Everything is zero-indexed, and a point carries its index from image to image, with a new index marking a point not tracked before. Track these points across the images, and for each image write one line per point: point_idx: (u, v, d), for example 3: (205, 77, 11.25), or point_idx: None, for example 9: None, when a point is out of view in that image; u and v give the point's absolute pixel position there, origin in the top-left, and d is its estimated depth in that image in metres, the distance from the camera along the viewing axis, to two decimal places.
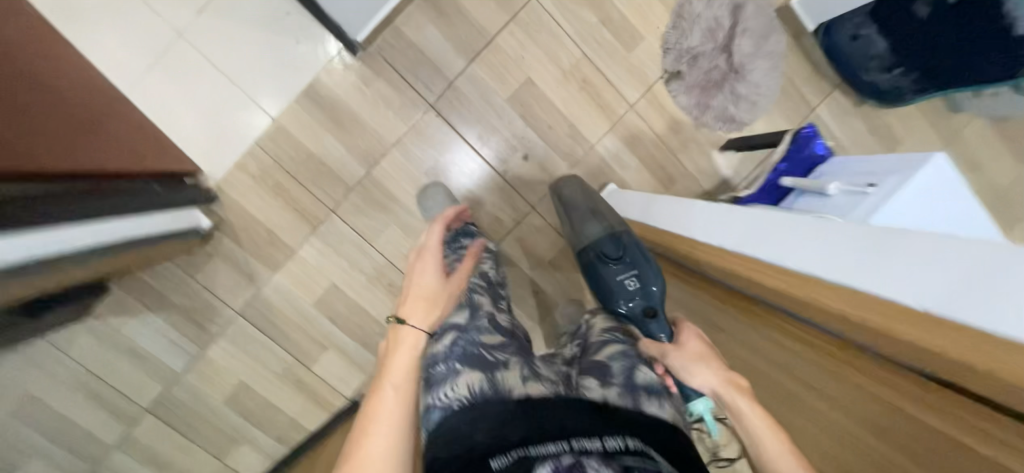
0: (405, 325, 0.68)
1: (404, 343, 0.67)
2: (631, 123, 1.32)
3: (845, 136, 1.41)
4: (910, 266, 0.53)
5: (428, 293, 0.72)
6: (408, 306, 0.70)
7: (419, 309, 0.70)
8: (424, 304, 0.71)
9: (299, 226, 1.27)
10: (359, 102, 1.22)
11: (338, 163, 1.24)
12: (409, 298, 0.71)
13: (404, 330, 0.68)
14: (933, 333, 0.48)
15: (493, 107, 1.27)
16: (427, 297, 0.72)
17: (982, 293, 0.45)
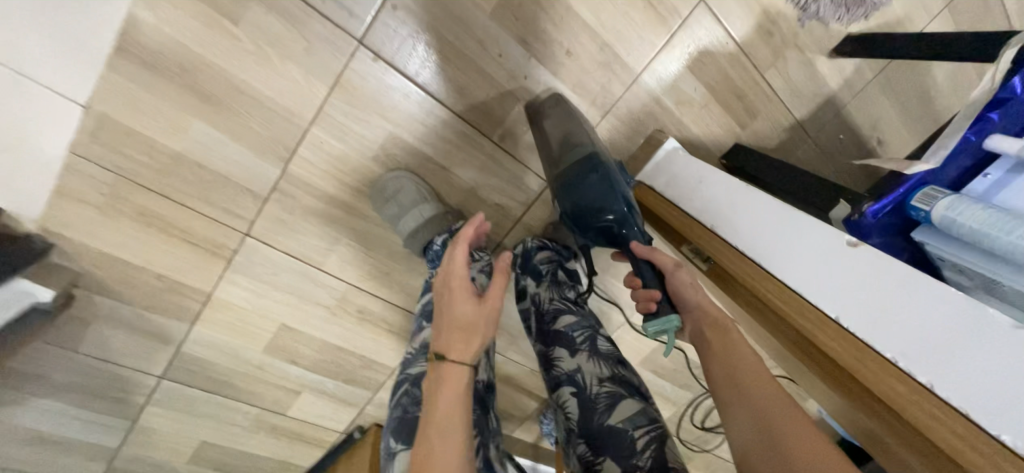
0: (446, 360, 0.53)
1: (449, 380, 0.52)
2: (697, 30, 0.80)
3: (1015, 7, 0.90)
4: (918, 332, 0.44)
5: (463, 320, 0.56)
6: (446, 336, 0.55)
7: (458, 338, 0.55)
8: (465, 334, 0.55)
9: (204, 262, 0.84)
10: (232, 53, 0.68)
11: (232, 162, 0.76)
12: (443, 327, 0.57)
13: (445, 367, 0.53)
14: (912, 401, 0.43)
15: (472, 30, 0.74)
16: (464, 323, 0.56)
17: (998, 392, 0.38)
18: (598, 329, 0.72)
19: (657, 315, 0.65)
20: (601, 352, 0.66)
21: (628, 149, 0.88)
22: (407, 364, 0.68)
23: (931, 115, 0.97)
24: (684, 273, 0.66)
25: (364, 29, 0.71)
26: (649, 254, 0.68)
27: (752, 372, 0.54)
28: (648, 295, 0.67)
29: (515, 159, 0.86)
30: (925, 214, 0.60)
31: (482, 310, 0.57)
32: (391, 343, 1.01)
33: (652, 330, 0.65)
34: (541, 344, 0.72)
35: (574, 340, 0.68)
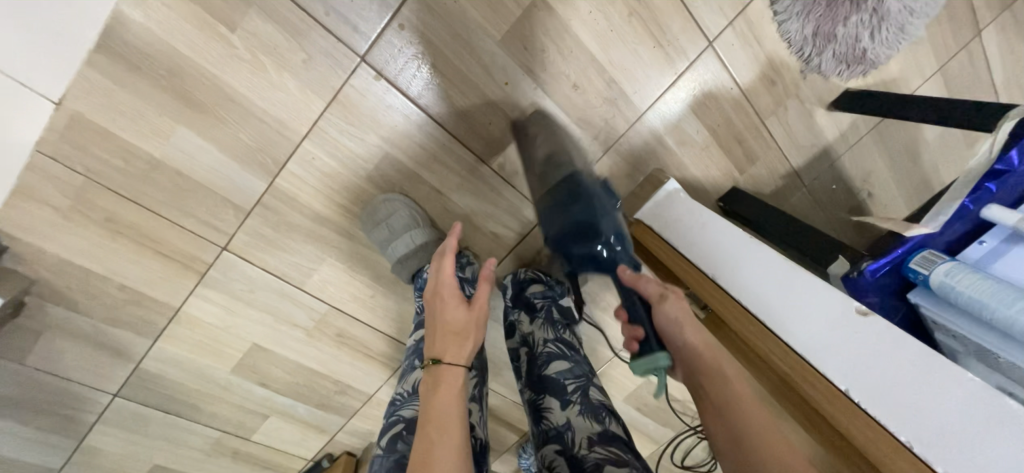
0: (441, 364, 0.51)
1: (444, 383, 0.49)
2: (704, 73, 0.80)
3: (1004, 76, 0.93)
4: (928, 415, 0.47)
5: (455, 324, 0.54)
6: (439, 340, 0.53)
7: (453, 342, 0.53)
8: (459, 338, 0.53)
9: (176, 275, 0.78)
10: (225, 60, 0.65)
11: (215, 172, 0.72)
12: (435, 331, 0.54)
13: (442, 371, 0.50)
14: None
15: (478, 56, 0.72)
16: (457, 327, 0.54)
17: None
18: (592, 379, 0.68)
19: (642, 353, 0.55)
20: (592, 404, 0.62)
21: (627, 185, 0.87)
22: (398, 406, 0.61)
23: (921, 172, 0.98)
24: (669, 305, 0.55)
25: (367, 46, 0.68)
26: (635, 281, 0.59)
27: (752, 426, 0.44)
28: (633, 332, 0.57)
29: (513, 188, 0.84)
30: (924, 278, 0.60)
31: (474, 312, 0.56)
32: (369, 369, 0.96)
33: (641, 372, 0.55)
34: (532, 392, 0.69)
35: (565, 389, 0.65)
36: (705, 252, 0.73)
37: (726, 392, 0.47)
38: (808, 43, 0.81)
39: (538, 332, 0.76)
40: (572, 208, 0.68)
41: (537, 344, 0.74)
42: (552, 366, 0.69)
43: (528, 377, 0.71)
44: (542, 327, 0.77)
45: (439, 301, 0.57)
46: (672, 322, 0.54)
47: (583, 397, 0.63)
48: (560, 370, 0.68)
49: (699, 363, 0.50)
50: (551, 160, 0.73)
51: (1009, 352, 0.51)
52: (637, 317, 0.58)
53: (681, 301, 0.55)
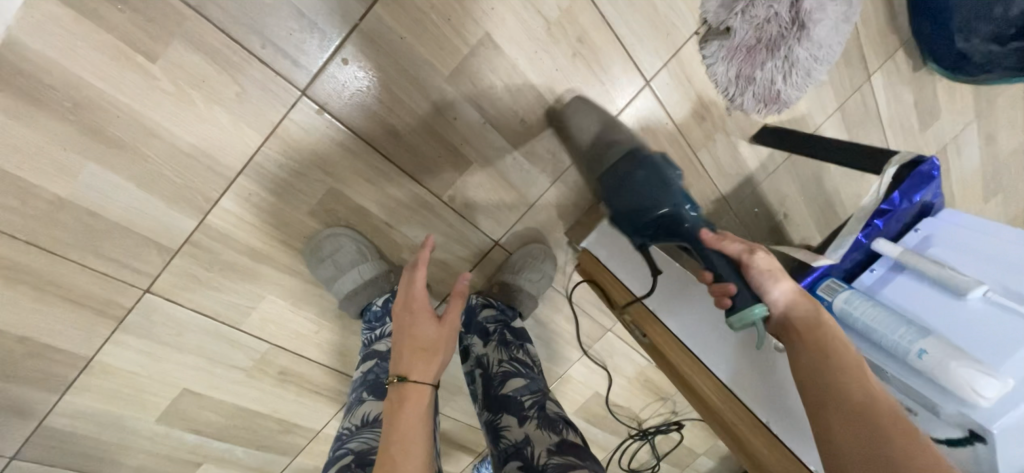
0: (406, 381, 0.52)
1: (410, 401, 0.50)
2: (643, 109, 0.85)
3: (896, 114, 1.06)
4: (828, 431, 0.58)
5: (423, 341, 0.55)
6: (406, 358, 0.53)
7: (419, 359, 0.53)
8: (425, 354, 0.54)
9: (88, 321, 0.71)
10: (145, 92, 0.59)
11: (136, 211, 0.66)
12: (402, 348, 0.55)
13: (405, 389, 0.51)
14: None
15: (426, 91, 0.71)
16: (426, 343, 0.55)
17: None
18: (547, 393, 0.70)
19: (739, 308, 0.57)
20: (548, 416, 0.64)
21: (573, 213, 0.91)
22: (344, 440, 0.57)
23: (828, 196, 1.10)
24: (759, 259, 0.57)
25: (308, 80, 0.65)
26: (718, 244, 0.60)
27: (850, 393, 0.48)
28: (723, 288, 0.58)
29: (463, 218, 0.84)
30: (827, 303, 0.68)
31: (444, 328, 0.56)
32: (317, 405, 0.92)
33: (740, 325, 0.57)
34: (489, 412, 0.69)
35: (521, 405, 0.66)
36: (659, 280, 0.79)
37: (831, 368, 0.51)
38: (733, 84, 0.87)
39: (493, 353, 0.77)
40: (647, 188, 0.68)
41: (490, 363, 0.75)
42: (507, 381, 0.70)
43: (483, 398, 0.72)
44: (495, 347, 0.78)
45: (408, 315, 0.57)
46: (766, 276, 0.56)
47: (538, 408, 0.65)
48: (515, 386, 0.69)
49: (799, 326, 0.54)
50: (606, 130, 0.76)
51: (895, 369, 0.59)
52: (722, 273, 0.59)
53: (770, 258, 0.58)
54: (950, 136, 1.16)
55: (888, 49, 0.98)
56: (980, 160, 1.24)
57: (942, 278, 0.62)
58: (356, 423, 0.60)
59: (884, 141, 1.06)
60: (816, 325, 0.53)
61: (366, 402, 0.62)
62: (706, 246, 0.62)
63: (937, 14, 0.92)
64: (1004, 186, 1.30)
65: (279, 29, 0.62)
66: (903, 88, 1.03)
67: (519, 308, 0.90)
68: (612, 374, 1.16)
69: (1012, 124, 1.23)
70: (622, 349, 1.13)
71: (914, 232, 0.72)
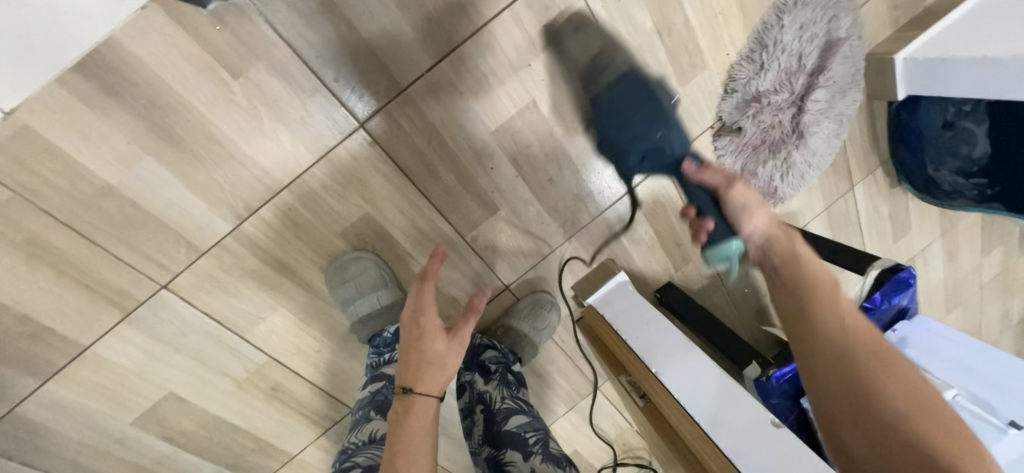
0: (412, 395, 0.53)
1: (416, 415, 0.52)
2: (657, 184, 0.93)
3: (876, 222, 1.17)
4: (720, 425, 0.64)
5: (429, 356, 0.55)
6: (413, 371, 0.54)
7: (425, 374, 0.54)
8: (430, 369, 0.55)
9: (96, 310, 0.70)
10: (220, 103, 0.64)
11: (177, 208, 0.68)
12: (409, 361, 0.55)
13: (410, 403, 0.53)
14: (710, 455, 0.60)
15: (470, 139, 0.78)
16: (432, 357, 0.55)
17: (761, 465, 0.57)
18: (548, 432, 0.73)
19: (715, 241, 0.60)
20: (553, 454, 0.67)
21: (583, 270, 0.95)
22: (352, 455, 0.58)
23: None
24: (739, 192, 0.59)
25: (369, 114, 0.71)
26: (698, 174, 0.62)
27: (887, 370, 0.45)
28: (701, 225, 0.61)
29: (482, 259, 0.88)
30: None
31: (452, 342, 0.57)
32: (298, 428, 0.89)
33: (717, 259, 0.60)
34: (490, 447, 0.72)
35: (527, 441, 0.69)
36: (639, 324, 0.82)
37: (866, 369, 0.45)
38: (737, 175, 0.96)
39: (493, 391, 0.80)
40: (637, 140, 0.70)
41: (491, 401, 0.78)
42: (510, 416, 0.74)
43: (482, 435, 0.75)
44: (498, 386, 0.81)
45: (417, 328, 0.57)
46: (737, 210, 0.59)
47: (542, 444, 0.69)
48: (519, 422, 0.73)
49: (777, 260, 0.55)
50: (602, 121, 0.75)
51: None
52: (705, 208, 0.62)
53: (750, 191, 0.60)
54: (917, 248, 1.29)
55: (872, 166, 1.10)
56: (942, 274, 1.36)
57: None
58: (364, 439, 0.61)
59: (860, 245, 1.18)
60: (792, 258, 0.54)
61: (373, 419, 0.64)
62: (692, 183, 0.64)
63: (913, 144, 1.02)
64: (960, 300, 1.43)
65: (352, 67, 0.68)
66: (882, 202, 1.15)
67: (520, 355, 0.92)
68: (595, 435, 1.15)
69: (971, 246, 1.37)
70: (608, 411, 1.14)
71: (890, 332, 0.79)
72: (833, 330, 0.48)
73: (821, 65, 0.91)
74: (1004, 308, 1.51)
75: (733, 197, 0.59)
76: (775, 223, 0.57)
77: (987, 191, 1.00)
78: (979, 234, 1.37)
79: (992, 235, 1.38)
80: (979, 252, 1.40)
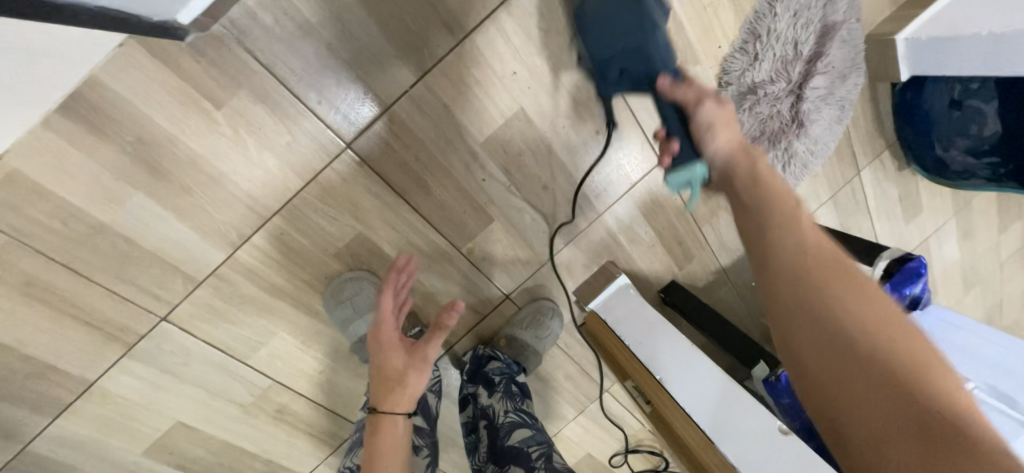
0: (379, 410, 0.62)
1: (387, 427, 0.61)
2: (655, 184, 0.91)
3: (886, 206, 1.13)
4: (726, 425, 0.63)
5: (392, 370, 0.64)
6: (377, 390, 0.63)
7: (388, 390, 0.62)
8: (392, 384, 0.63)
9: (99, 345, 0.71)
10: (205, 134, 0.64)
11: (169, 241, 0.68)
12: (375, 379, 0.64)
13: (379, 417, 0.62)
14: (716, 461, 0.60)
15: (459, 152, 0.77)
16: (393, 374, 0.63)
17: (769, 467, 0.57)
18: (552, 444, 0.75)
19: (676, 168, 0.56)
20: (556, 467, 0.69)
21: (584, 275, 0.93)
22: None
23: None
24: (710, 105, 0.56)
25: (355, 134, 0.70)
26: (672, 90, 0.58)
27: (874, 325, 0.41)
28: (667, 147, 0.58)
29: (479, 271, 0.87)
30: None
31: (409, 357, 0.64)
32: (307, 448, 0.89)
33: (677, 184, 0.56)
34: (495, 463, 0.75)
35: (529, 456, 0.72)
36: (639, 325, 0.81)
37: (828, 291, 0.43)
38: None
39: (495, 405, 0.82)
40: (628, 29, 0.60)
41: (494, 414, 0.81)
42: (512, 429, 0.77)
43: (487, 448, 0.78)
44: (500, 399, 0.82)
45: (378, 347, 0.65)
46: (706, 126, 0.56)
47: (544, 456, 0.71)
48: (522, 437, 0.75)
49: (739, 180, 0.53)
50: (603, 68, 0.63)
51: None
52: (672, 127, 0.58)
53: (719, 107, 0.56)
54: (930, 229, 1.25)
55: (878, 149, 1.06)
56: (958, 254, 1.32)
57: None
58: None
59: (872, 232, 1.13)
60: (755, 180, 0.52)
61: None
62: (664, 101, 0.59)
63: (920, 123, 0.99)
64: (978, 280, 1.38)
65: (336, 89, 0.67)
66: (891, 185, 1.11)
67: (524, 364, 0.91)
68: (606, 438, 1.14)
69: (987, 224, 1.33)
70: (617, 413, 1.12)
71: None
72: (804, 263, 0.45)
73: (818, 51, 0.88)
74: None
75: (704, 117, 0.56)
76: (741, 145, 0.55)
77: (999, 170, 0.98)
78: (995, 211, 1.33)
79: (1008, 211, 1.34)
80: (995, 229, 1.35)
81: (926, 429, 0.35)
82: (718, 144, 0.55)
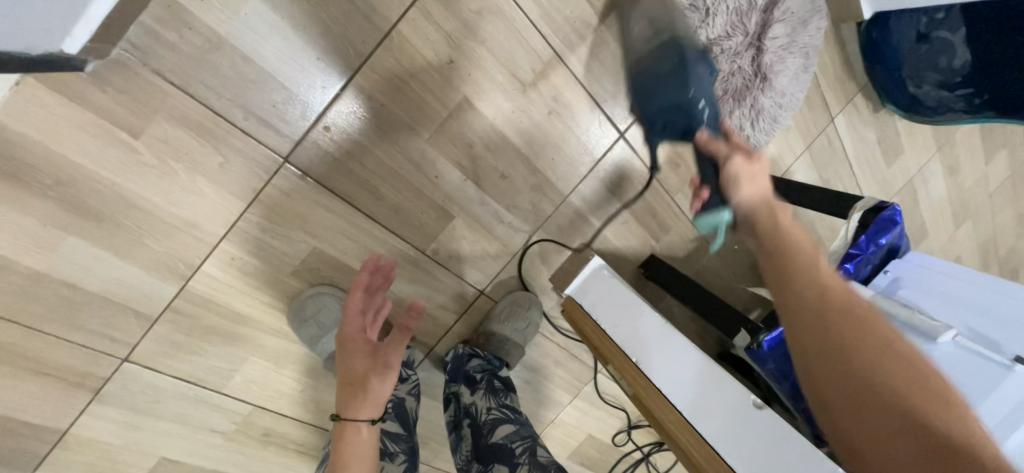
0: (343, 417, 0.61)
1: (352, 433, 0.60)
2: (619, 158, 0.87)
3: (865, 150, 1.09)
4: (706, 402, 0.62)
5: (355, 376, 0.63)
6: (341, 395, 0.62)
7: (351, 394, 0.62)
8: (357, 389, 0.62)
9: (63, 394, 0.69)
10: (130, 167, 0.61)
11: (114, 280, 0.65)
12: (339, 384, 0.63)
13: (343, 425, 0.61)
14: (696, 443, 0.60)
15: (405, 151, 0.73)
16: (355, 377, 0.63)
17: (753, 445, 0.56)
18: (536, 437, 0.75)
19: (707, 212, 0.60)
20: (540, 461, 0.69)
21: (558, 260, 0.91)
22: None
23: (812, 235, 1.10)
24: (744, 162, 0.54)
25: (291, 147, 0.67)
26: (706, 144, 0.58)
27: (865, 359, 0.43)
28: (698, 193, 0.61)
29: (448, 270, 0.84)
30: None
31: (372, 360, 0.64)
32: (299, 467, 0.88)
33: (705, 228, 0.61)
34: (479, 462, 0.74)
35: (513, 452, 0.71)
36: (616, 307, 0.79)
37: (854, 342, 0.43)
38: None
39: (476, 401, 0.81)
40: (674, 82, 0.68)
41: (475, 411, 0.80)
42: (494, 424, 0.76)
43: (470, 446, 0.78)
44: (482, 396, 0.82)
45: (343, 349, 0.65)
46: (733, 181, 0.55)
47: (528, 450, 0.71)
48: (505, 433, 0.75)
49: (763, 228, 0.53)
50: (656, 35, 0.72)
51: None
52: (706, 176, 0.61)
53: (749, 161, 0.55)
54: (914, 168, 1.21)
55: (849, 94, 1.02)
56: (947, 190, 1.28)
57: (912, 321, 0.63)
58: None
59: (853, 179, 1.09)
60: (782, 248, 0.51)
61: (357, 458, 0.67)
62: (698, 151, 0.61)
63: (888, 61, 0.96)
64: (970, 213, 1.35)
65: (262, 102, 0.64)
66: (867, 129, 1.07)
67: (507, 359, 0.89)
68: (605, 418, 1.13)
69: (970, 156, 1.29)
70: (612, 391, 1.11)
71: (884, 274, 0.75)
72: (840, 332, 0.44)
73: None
74: (1016, 212, 1.44)
75: (729, 171, 0.55)
76: (763, 199, 0.54)
77: (976, 101, 0.91)
78: (977, 141, 1.30)
79: (988, 139, 1.31)
80: (981, 159, 1.32)
81: (941, 452, 0.36)
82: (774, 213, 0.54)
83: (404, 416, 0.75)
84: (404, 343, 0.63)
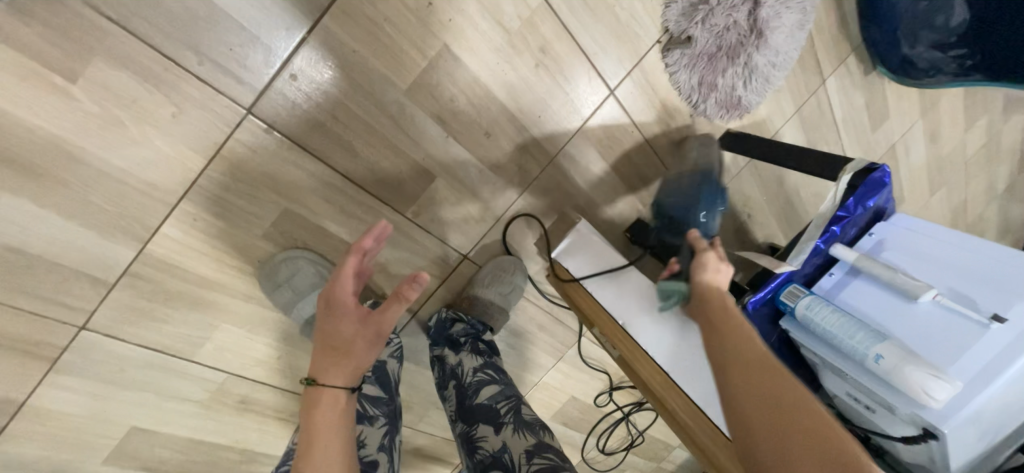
0: (318, 384, 0.55)
1: (326, 400, 0.54)
2: (608, 117, 0.83)
3: (853, 114, 1.08)
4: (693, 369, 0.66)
5: (340, 341, 0.57)
6: (317, 360, 0.57)
7: (331, 361, 0.56)
8: (338, 355, 0.57)
9: (16, 364, 0.65)
10: (69, 116, 0.54)
11: (63, 243, 0.60)
12: (318, 347, 0.57)
13: (318, 391, 0.55)
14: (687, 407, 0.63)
15: (380, 104, 0.68)
16: (340, 342, 0.57)
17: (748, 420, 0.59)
18: (520, 397, 0.75)
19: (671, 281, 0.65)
20: (526, 420, 0.69)
21: (543, 224, 0.88)
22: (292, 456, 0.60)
23: (795, 200, 1.10)
24: (709, 253, 0.59)
25: (254, 97, 0.61)
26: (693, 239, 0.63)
27: (773, 411, 0.41)
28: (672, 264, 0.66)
29: (430, 234, 0.81)
30: (791, 309, 0.69)
31: (362, 327, 0.58)
32: (280, 432, 0.87)
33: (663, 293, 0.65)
34: (463, 423, 0.73)
35: (498, 412, 0.71)
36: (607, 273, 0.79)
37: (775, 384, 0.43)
38: (696, 91, 0.86)
39: (460, 364, 0.80)
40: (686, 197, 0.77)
41: (459, 373, 0.78)
42: (479, 384, 0.75)
43: (453, 407, 0.77)
44: (466, 358, 0.80)
45: (328, 310, 0.58)
46: (700, 268, 0.58)
47: (513, 409, 0.71)
48: (489, 393, 0.74)
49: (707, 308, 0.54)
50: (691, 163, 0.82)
51: (853, 372, 0.61)
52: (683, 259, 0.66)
53: (719, 257, 0.59)
54: (898, 134, 1.21)
55: (842, 55, 1.00)
56: (926, 157, 1.29)
57: (895, 282, 0.64)
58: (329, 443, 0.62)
59: (840, 143, 1.08)
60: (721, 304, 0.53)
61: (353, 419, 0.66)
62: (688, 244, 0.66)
63: (884, 20, 0.94)
64: (946, 179, 1.37)
65: (217, 45, 0.57)
66: (856, 92, 1.06)
67: (491, 324, 0.87)
68: (588, 381, 1.14)
69: (952, 123, 1.30)
70: (596, 354, 1.13)
71: (869, 236, 0.75)
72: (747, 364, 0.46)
73: None
74: (988, 179, 1.47)
75: (699, 258, 0.59)
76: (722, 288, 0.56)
77: (966, 64, 0.90)
78: (958, 107, 1.30)
79: (970, 106, 1.32)
80: (960, 126, 1.33)
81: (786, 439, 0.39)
82: (708, 282, 0.57)
83: (383, 380, 0.74)
84: (396, 312, 0.58)
